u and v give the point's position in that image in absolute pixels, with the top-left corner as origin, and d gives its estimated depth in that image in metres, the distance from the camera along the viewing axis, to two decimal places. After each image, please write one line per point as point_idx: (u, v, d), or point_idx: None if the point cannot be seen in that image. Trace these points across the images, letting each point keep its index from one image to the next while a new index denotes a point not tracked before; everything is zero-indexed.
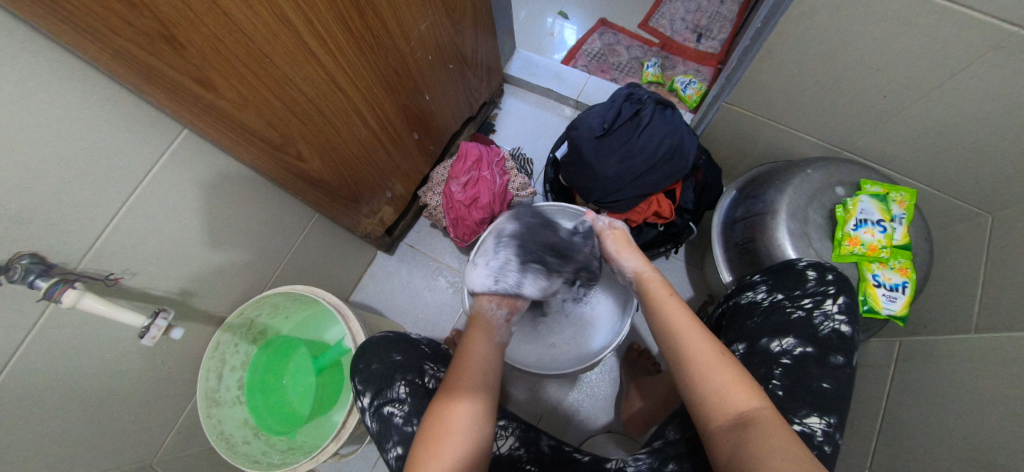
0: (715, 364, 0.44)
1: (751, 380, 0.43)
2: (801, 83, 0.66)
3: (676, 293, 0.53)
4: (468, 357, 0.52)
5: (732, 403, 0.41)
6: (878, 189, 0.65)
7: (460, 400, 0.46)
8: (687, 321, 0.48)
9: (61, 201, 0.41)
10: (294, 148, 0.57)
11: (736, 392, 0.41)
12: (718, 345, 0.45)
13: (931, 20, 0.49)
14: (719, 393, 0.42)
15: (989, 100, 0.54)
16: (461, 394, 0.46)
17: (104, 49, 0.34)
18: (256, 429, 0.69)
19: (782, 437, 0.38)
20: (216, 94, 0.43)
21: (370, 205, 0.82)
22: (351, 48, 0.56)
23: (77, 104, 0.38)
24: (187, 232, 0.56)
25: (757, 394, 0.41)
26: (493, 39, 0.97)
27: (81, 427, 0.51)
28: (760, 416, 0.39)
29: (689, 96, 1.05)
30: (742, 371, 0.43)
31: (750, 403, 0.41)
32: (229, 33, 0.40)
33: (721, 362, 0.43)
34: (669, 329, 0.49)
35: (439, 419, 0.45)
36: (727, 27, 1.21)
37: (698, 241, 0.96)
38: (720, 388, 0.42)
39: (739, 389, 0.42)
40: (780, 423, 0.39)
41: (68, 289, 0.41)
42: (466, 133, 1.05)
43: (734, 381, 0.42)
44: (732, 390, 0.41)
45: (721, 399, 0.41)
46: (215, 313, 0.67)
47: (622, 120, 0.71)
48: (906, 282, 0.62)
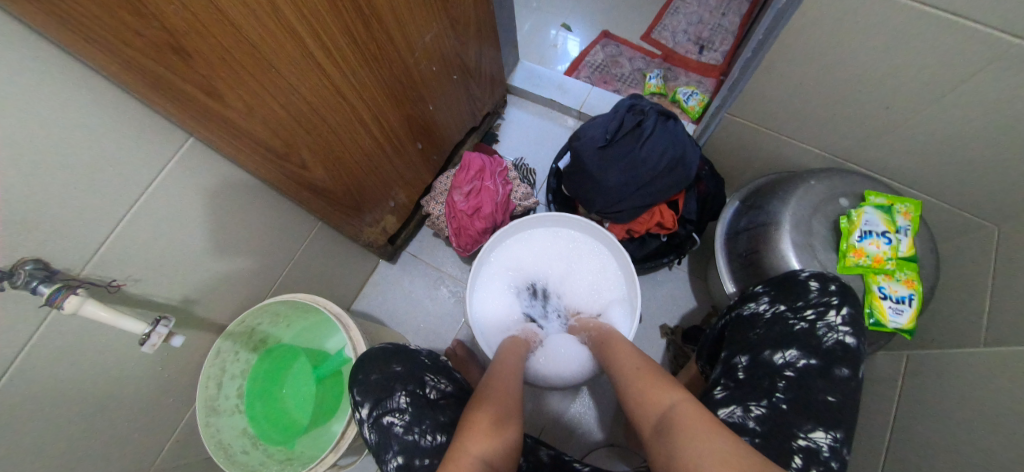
0: (644, 379, 0.48)
1: (672, 382, 0.46)
2: (803, 94, 0.67)
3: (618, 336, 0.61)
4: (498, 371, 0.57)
5: (657, 404, 0.44)
6: (883, 200, 0.64)
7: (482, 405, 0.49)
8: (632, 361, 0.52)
9: (68, 206, 0.41)
10: (298, 158, 0.58)
11: (656, 395, 0.45)
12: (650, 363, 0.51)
13: (933, 31, 0.50)
14: (646, 401, 0.46)
15: (993, 111, 0.54)
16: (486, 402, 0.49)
17: (114, 59, 0.35)
18: (254, 438, 0.68)
19: (696, 423, 0.40)
20: (221, 103, 0.44)
21: (373, 214, 0.82)
22: (356, 60, 0.56)
23: (86, 111, 0.39)
24: (190, 240, 0.56)
25: (676, 391, 0.44)
26: (498, 51, 0.98)
27: (79, 435, 0.50)
28: (679, 408, 0.42)
29: (691, 108, 1.05)
30: (667, 377, 0.47)
31: (672, 399, 0.44)
32: (236, 45, 0.41)
33: (648, 375, 0.48)
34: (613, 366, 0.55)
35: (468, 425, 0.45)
36: (729, 39, 1.22)
37: (702, 252, 0.96)
38: (645, 394, 0.46)
39: (657, 390, 0.45)
40: (697, 414, 0.41)
41: (70, 296, 0.41)
42: (469, 143, 1.06)
43: (655, 386, 0.46)
44: (655, 393, 0.45)
45: (649, 405, 0.45)
46: (216, 321, 0.67)
47: (625, 131, 0.71)
48: (912, 295, 0.61)
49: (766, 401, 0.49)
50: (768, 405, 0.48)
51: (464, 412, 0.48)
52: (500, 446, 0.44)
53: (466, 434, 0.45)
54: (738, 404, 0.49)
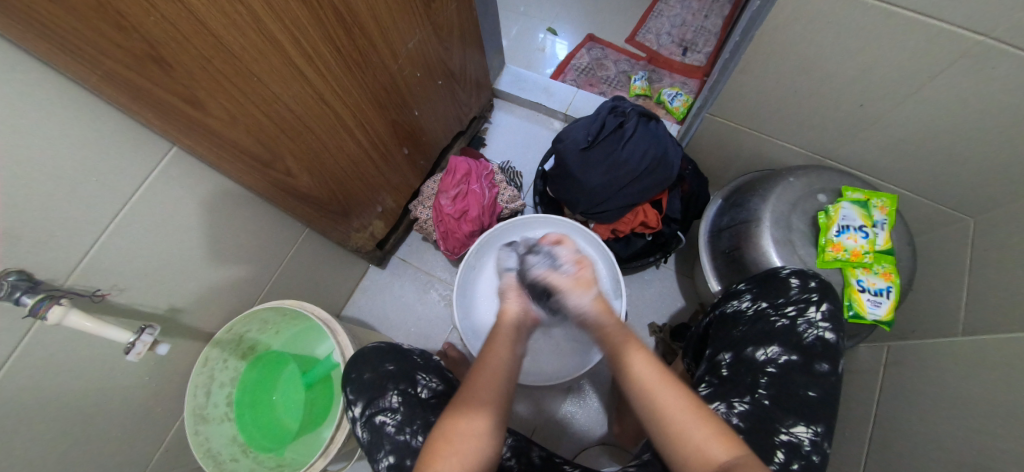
0: (692, 419, 0.41)
1: (728, 431, 0.41)
2: (780, 93, 0.68)
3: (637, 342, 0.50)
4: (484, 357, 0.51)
5: (711, 456, 0.39)
6: (859, 195, 0.66)
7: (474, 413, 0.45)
8: (657, 378, 0.45)
9: (50, 217, 0.42)
10: (282, 165, 0.58)
11: (713, 446, 0.40)
12: (694, 396, 0.44)
13: (900, 30, 0.51)
14: (700, 449, 0.40)
15: (962, 107, 0.56)
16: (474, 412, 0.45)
17: (94, 69, 0.35)
18: (244, 446, 0.68)
19: None
20: (204, 112, 0.44)
21: (361, 219, 0.83)
22: (340, 69, 0.57)
23: (66, 123, 0.39)
24: (175, 248, 0.56)
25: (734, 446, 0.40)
26: (482, 56, 1.00)
27: (65, 446, 0.50)
28: (742, 469, 0.38)
29: (675, 108, 1.07)
30: (717, 421, 0.42)
31: (731, 455, 0.39)
32: (217, 55, 0.41)
33: (698, 416, 0.42)
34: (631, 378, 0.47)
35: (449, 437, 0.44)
36: (711, 41, 1.24)
37: (688, 250, 0.97)
38: (699, 442, 0.40)
39: (716, 442, 0.40)
40: None
41: (54, 305, 0.41)
42: (456, 147, 1.07)
43: (713, 435, 0.40)
44: (712, 445, 0.40)
45: (701, 455, 0.39)
46: (203, 329, 0.67)
47: (606, 133, 0.72)
48: (890, 287, 0.62)
49: (749, 397, 0.50)
50: (750, 401, 0.49)
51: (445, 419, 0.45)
52: (483, 455, 0.43)
53: (456, 440, 0.43)
54: (721, 401, 0.50)
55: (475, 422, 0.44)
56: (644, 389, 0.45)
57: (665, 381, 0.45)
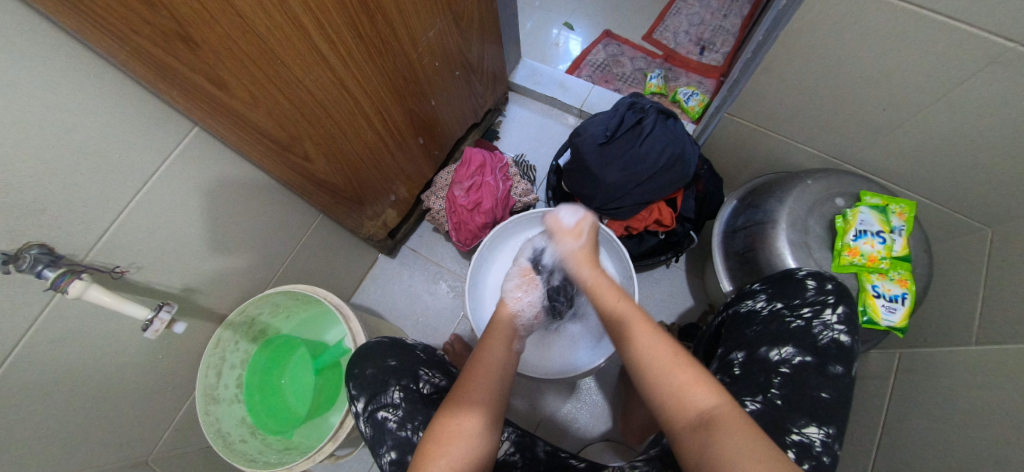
0: (672, 366, 0.43)
1: (710, 377, 0.42)
2: (803, 95, 0.67)
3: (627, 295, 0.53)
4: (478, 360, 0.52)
5: (693, 402, 0.40)
6: (878, 200, 0.65)
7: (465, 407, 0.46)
8: (642, 324, 0.47)
9: (73, 193, 0.42)
10: (301, 149, 0.58)
11: (694, 390, 0.40)
12: (675, 345, 0.45)
13: (929, 33, 0.50)
14: (681, 395, 0.41)
15: (987, 114, 0.55)
16: (467, 406, 0.46)
17: (121, 45, 0.35)
18: (253, 428, 0.69)
19: (744, 433, 0.36)
20: (226, 92, 0.44)
21: (374, 207, 0.83)
22: (361, 54, 0.57)
23: (92, 99, 0.39)
24: (193, 229, 0.56)
25: (718, 392, 0.40)
26: (500, 48, 0.99)
27: (80, 420, 0.51)
28: (722, 414, 0.38)
29: (691, 108, 1.06)
30: (699, 369, 0.42)
31: (712, 401, 0.39)
32: (242, 35, 0.41)
33: (677, 362, 0.43)
34: (619, 325, 0.50)
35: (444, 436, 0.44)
36: (729, 41, 1.23)
37: (699, 250, 0.97)
38: (679, 388, 0.41)
39: (699, 387, 0.41)
40: (744, 419, 0.38)
41: (75, 280, 0.41)
42: (470, 139, 1.06)
43: (693, 380, 0.41)
44: (691, 390, 0.41)
45: (682, 401, 0.40)
46: (216, 310, 0.68)
47: (625, 129, 0.72)
48: (905, 294, 0.62)
49: (761, 397, 0.50)
50: (762, 401, 0.49)
51: (442, 409, 0.46)
52: (476, 449, 0.44)
53: (449, 439, 0.43)
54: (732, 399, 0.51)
55: (470, 416, 0.46)
56: (628, 334, 0.48)
57: (648, 328, 0.47)
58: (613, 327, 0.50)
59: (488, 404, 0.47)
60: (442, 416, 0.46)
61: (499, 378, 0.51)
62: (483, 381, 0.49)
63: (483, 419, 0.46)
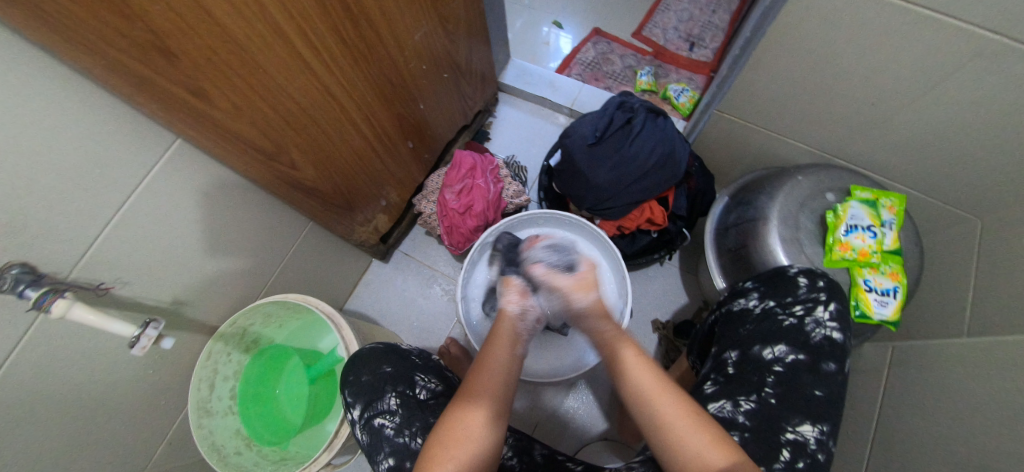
0: (691, 428, 0.43)
1: (725, 437, 0.42)
2: (791, 90, 0.67)
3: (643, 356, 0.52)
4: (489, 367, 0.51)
5: (712, 463, 0.40)
6: (868, 194, 0.65)
7: (475, 404, 0.46)
8: (657, 383, 0.47)
9: (54, 211, 0.41)
10: (288, 158, 0.57)
11: (714, 453, 0.41)
12: (693, 406, 0.45)
13: (916, 26, 0.50)
14: (700, 457, 0.41)
15: (975, 106, 0.55)
16: (479, 404, 0.46)
17: (98, 60, 0.34)
18: (247, 439, 0.68)
19: None
20: (208, 103, 0.44)
21: (365, 213, 0.82)
22: (346, 60, 0.56)
23: (69, 116, 0.38)
24: (179, 242, 0.56)
25: (733, 452, 0.41)
26: (488, 49, 0.98)
27: (69, 439, 0.50)
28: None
29: (682, 104, 1.06)
30: (716, 430, 0.43)
31: (730, 462, 0.40)
32: (223, 45, 0.40)
33: (696, 424, 0.43)
34: (636, 391, 0.48)
35: (451, 439, 0.43)
36: (718, 36, 1.22)
37: (692, 247, 0.97)
38: (698, 451, 0.41)
39: (716, 447, 0.41)
40: None
41: (58, 299, 0.41)
42: (460, 141, 1.06)
43: (712, 442, 0.41)
44: (711, 452, 0.41)
45: (701, 463, 0.40)
46: (207, 322, 0.67)
47: (614, 129, 0.72)
48: (897, 287, 0.62)
49: (755, 396, 0.50)
50: (757, 400, 0.49)
51: (450, 409, 0.46)
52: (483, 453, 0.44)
53: (455, 444, 0.43)
54: (726, 399, 0.50)
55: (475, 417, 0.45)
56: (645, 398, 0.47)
57: (664, 389, 0.47)
58: (627, 387, 0.49)
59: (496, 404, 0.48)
60: (449, 418, 0.45)
61: (506, 382, 0.51)
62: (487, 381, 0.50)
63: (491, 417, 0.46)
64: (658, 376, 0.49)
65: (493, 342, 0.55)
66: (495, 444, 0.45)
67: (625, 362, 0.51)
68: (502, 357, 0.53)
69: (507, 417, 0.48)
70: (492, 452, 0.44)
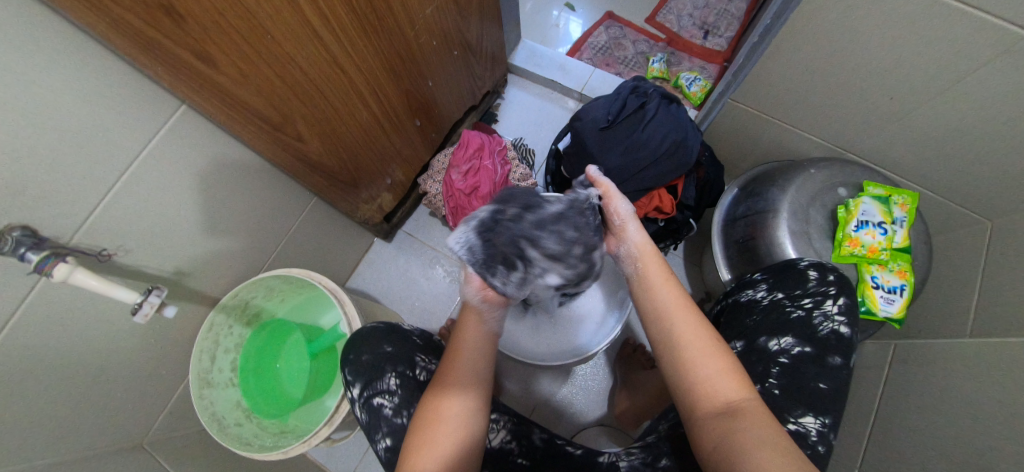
0: (709, 353, 0.43)
1: (741, 370, 0.42)
2: (809, 81, 0.66)
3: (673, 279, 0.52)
4: (462, 348, 0.50)
5: (720, 389, 0.41)
6: (881, 191, 0.65)
7: (450, 394, 0.46)
8: (683, 306, 0.48)
9: (57, 174, 0.40)
10: (294, 130, 0.56)
11: (725, 380, 0.41)
12: (713, 332, 0.45)
13: (944, 19, 0.49)
14: (711, 380, 0.41)
15: (997, 104, 0.54)
16: (450, 392, 0.46)
17: (101, 17, 0.33)
18: (247, 411, 0.69)
19: (768, 426, 0.37)
20: (214, 68, 0.42)
21: (369, 191, 0.82)
22: (355, 30, 0.54)
23: (73, 76, 0.37)
24: (182, 211, 0.55)
25: (748, 386, 0.41)
26: (499, 28, 0.96)
27: (71, 405, 0.50)
28: (748, 406, 0.39)
29: (693, 93, 1.04)
30: (732, 359, 0.43)
31: (739, 392, 0.40)
32: (231, 8, 0.39)
33: (713, 351, 0.43)
34: (657, 310, 0.49)
35: (422, 435, 0.43)
36: (734, 25, 1.20)
37: (698, 238, 0.96)
38: (709, 376, 0.42)
39: (729, 377, 0.41)
40: (767, 413, 0.39)
41: (60, 263, 0.40)
42: (468, 122, 1.04)
43: (725, 370, 0.42)
44: (722, 378, 0.41)
45: (709, 388, 0.41)
46: (208, 294, 0.66)
47: (627, 113, 0.71)
48: (904, 285, 0.62)
49: (758, 386, 0.50)
50: (760, 390, 0.49)
51: (424, 403, 0.46)
52: (460, 440, 0.43)
53: (426, 442, 0.43)
54: None
55: (448, 409, 0.45)
56: (668, 315, 0.47)
57: (689, 312, 0.47)
58: (649, 303, 0.50)
59: (469, 388, 0.47)
60: (423, 414, 0.45)
61: (483, 365, 0.50)
62: (463, 364, 0.49)
63: (465, 403, 0.46)
64: (685, 299, 0.49)
65: (464, 322, 0.54)
66: (477, 432, 0.45)
67: (652, 283, 0.51)
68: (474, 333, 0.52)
69: (489, 404, 0.48)
70: (473, 440, 0.44)
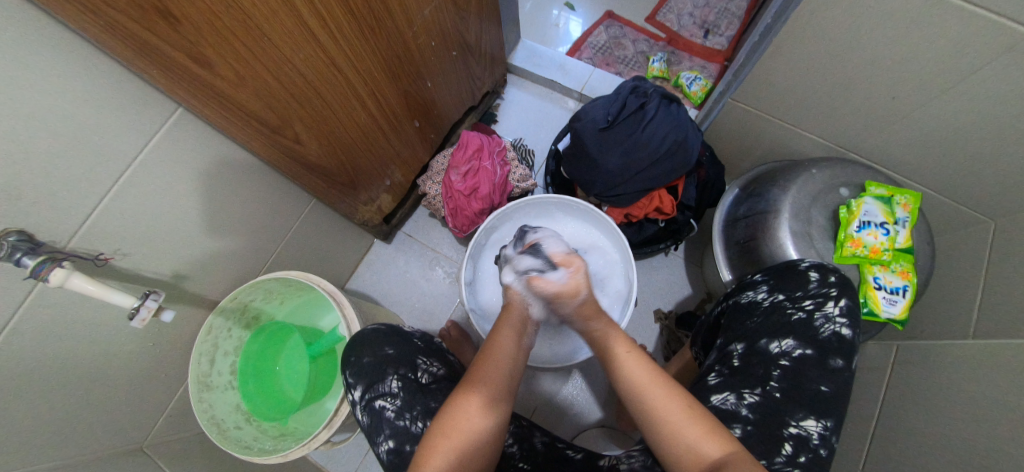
0: (684, 419, 0.42)
1: (718, 425, 0.42)
2: (811, 81, 0.65)
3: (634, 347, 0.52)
4: (494, 357, 0.50)
5: (705, 454, 0.41)
6: (883, 191, 0.64)
7: (476, 394, 0.46)
8: (648, 377, 0.47)
9: (52, 178, 0.40)
10: (291, 131, 0.56)
11: (706, 443, 0.41)
12: (685, 395, 0.45)
13: (947, 19, 0.48)
14: (691, 448, 0.41)
15: (1003, 103, 0.53)
16: (478, 389, 0.46)
17: (95, 19, 0.32)
18: (247, 414, 0.68)
19: None
20: (210, 70, 0.42)
21: (368, 192, 0.81)
22: (353, 31, 0.54)
23: (68, 80, 0.37)
24: (180, 214, 0.55)
25: (728, 443, 0.41)
26: (498, 28, 0.96)
27: (69, 409, 0.50)
28: (734, 466, 0.39)
29: (694, 93, 1.04)
30: (708, 419, 0.43)
31: (722, 451, 0.40)
32: (226, 9, 0.38)
33: (687, 417, 0.43)
34: (625, 383, 0.48)
35: (447, 425, 0.43)
36: (735, 24, 1.19)
37: (698, 238, 0.96)
38: (689, 442, 0.41)
39: (708, 438, 0.41)
40: (755, 469, 0.39)
41: (56, 268, 0.39)
42: (467, 122, 1.04)
43: (705, 433, 0.41)
44: (703, 443, 0.41)
45: (694, 455, 0.41)
46: (207, 297, 0.66)
47: (627, 114, 0.70)
48: (906, 286, 0.61)
49: (760, 389, 0.49)
50: (761, 393, 0.49)
51: (450, 396, 0.46)
52: (486, 438, 0.44)
53: (453, 433, 0.43)
54: (732, 392, 0.50)
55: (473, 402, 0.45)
56: (634, 390, 0.47)
57: (655, 380, 0.47)
58: (620, 378, 0.49)
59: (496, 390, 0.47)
60: (447, 405, 0.45)
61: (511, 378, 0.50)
62: (492, 370, 0.49)
63: (490, 403, 0.46)
64: (648, 370, 0.48)
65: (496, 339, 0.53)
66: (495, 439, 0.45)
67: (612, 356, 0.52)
68: (508, 344, 0.52)
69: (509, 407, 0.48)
70: (495, 436, 0.45)
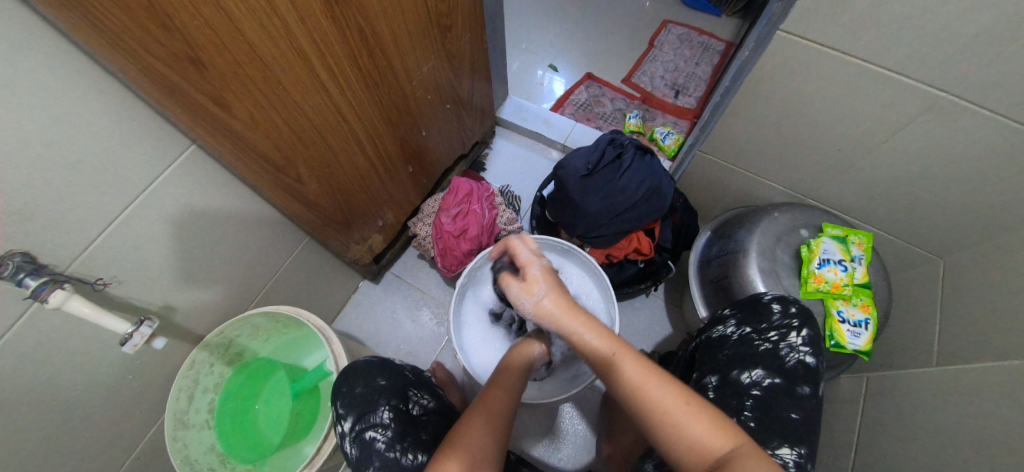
0: (682, 412, 0.40)
1: (721, 415, 0.40)
2: (764, 135, 0.74)
3: (625, 343, 0.46)
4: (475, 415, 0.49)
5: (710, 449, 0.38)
6: (839, 231, 0.70)
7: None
8: (640, 370, 0.44)
9: (64, 202, 0.42)
10: (294, 171, 0.60)
11: (710, 437, 0.38)
12: (682, 387, 0.42)
13: (869, 83, 0.57)
14: (697, 445, 0.39)
15: (927, 154, 0.61)
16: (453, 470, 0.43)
17: (134, 64, 0.37)
18: (222, 456, 0.66)
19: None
20: (229, 114, 0.46)
21: (361, 232, 0.84)
22: (359, 84, 0.61)
23: (99, 114, 0.41)
24: (179, 246, 0.57)
25: (732, 432, 0.39)
26: (488, 85, 1.05)
27: (37, 441, 0.48)
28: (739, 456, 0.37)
29: (667, 146, 1.14)
30: (708, 410, 0.40)
31: (726, 444, 0.38)
32: (247, 60, 0.44)
33: (690, 409, 0.40)
34: (621, 379, 0.44)
35: None
36: (702, 86, 1.33)
37: (678, 279, 1.00)
38: (694, 437, 0.39)
39: (712, 431, 0.39)
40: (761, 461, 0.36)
41: (57, 289, 0.41)
42: (458, 169, 1.10)
43: (707, 427, 0.39)
44: (708, 436, 0.38)
45: (698, 451, 0.38)
46: (192, 331, 0.66)
47: (606, 162, 0.77)
48: (868, 319, 0.65)
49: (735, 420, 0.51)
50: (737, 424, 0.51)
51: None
52: None
53: None
54: None
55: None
56: (631, 390, 0.43)
57: (647, 372, 0.44)
58: (612, 379, 0.45)
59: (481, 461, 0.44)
60: None
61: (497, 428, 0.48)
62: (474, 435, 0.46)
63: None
64: (639, 360, 0.45)
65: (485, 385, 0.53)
66: None
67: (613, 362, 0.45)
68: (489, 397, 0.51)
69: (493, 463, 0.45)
70: None
